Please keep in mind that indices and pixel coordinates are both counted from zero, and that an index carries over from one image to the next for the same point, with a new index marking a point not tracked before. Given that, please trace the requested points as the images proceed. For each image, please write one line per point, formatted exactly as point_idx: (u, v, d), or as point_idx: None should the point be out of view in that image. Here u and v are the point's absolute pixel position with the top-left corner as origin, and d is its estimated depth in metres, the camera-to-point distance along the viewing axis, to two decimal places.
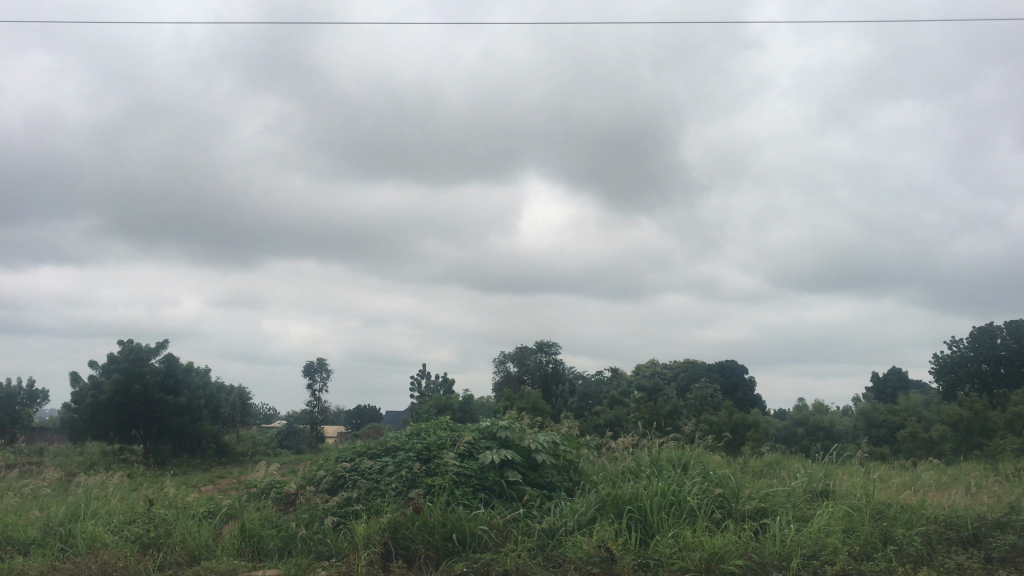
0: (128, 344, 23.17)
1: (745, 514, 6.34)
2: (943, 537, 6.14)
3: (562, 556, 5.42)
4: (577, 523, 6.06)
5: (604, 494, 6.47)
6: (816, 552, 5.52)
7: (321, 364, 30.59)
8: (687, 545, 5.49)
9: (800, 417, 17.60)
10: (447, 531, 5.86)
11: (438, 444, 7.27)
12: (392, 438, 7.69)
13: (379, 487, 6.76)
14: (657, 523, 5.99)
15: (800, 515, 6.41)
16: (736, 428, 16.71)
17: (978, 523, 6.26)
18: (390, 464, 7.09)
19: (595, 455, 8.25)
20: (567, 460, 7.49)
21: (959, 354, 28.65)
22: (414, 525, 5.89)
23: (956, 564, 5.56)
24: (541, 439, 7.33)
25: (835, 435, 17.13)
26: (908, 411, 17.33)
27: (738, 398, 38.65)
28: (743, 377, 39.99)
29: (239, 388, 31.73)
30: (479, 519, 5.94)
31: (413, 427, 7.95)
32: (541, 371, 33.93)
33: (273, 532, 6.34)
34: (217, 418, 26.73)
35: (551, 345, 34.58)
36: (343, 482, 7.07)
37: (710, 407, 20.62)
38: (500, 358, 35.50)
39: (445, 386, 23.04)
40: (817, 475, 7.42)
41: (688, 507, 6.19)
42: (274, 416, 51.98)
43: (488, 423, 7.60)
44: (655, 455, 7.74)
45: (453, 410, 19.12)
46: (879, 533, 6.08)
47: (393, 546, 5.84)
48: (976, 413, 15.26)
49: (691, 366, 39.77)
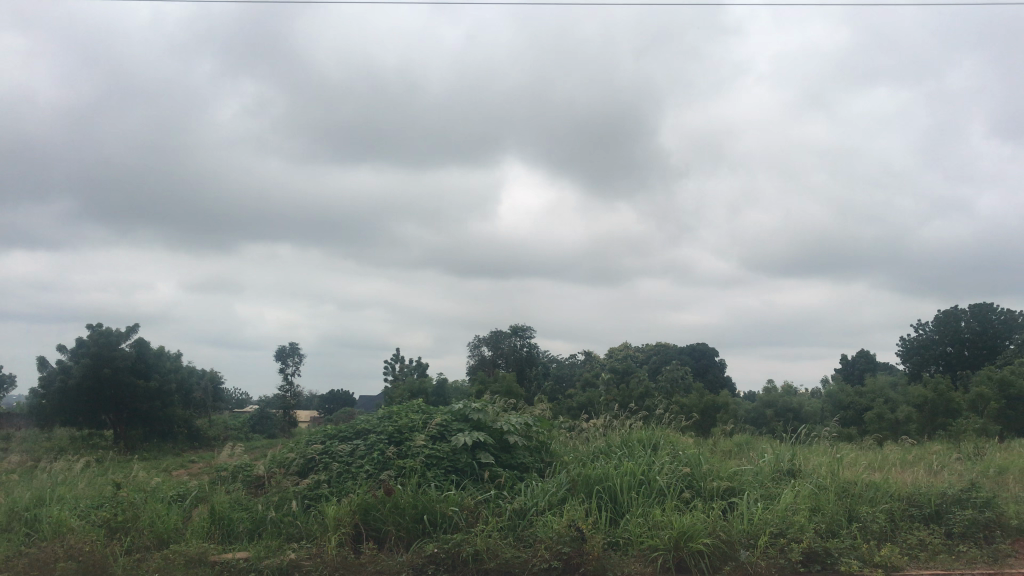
0: (97, 328, 22.89)
1: (714, 493, 6.41)
2: (905, 514, 6.22)
3: (533, 536, 5.45)
4: (548, 504, 6.08)
5: (575, 474, 6.50)
6: (783, 530, 5.58)
7: (293, 349, 30.25)
8: (657, 524, 5.55)
9: (769, 399, 17.70)
10: (418, 513, 5.88)
11: (409, 427, 7.26)
12: (363, 421, 7.67)
13: (350, 469, 6.74)
14: (627, 503, 6.07)
15: (767, 493, 6.49)
16: (705, 410, 16.83)
17: (939, 500, 6.35)
18: (361, 447, 7.06)
19: (569, 435, 8.29)
20: (539, 441, 7.53)
21: (925, 337, 29.17)
22: (385, 508, 5.90)
23: (918, 541, 5.69)
24: (513, 420, 7.36)
25: (803, 416, 17.32)
26: (875, 392, 17.67)
27: (709, 381, 39.02)
28: (714, 360, 40.49)
29: (208, 373, 30.97)
30: (450, 500, 5.96)
31: (384, 409, 7.93)
32: (516, 355, 34.04)
33: (243, 514, 6.32)
34: (188, 403, 26.45)
35: (525, 329, 34.64)
36: (314, 465, 7.04)
37: (682, 389, 20.68)
38: (474, 342, 35.51)
39: (418, 371, 22.90)
40: (784, 454, 7.50)
41: (657, 487, 6.26)
42: (246, 401, 51.40)
43: (460, 405, 7.59)
44: (626, 435, 7.81)
45: (426, 394, 19.11)
46: (844, 511, 6.16)
47: (363, 528, 5.85)
48: (940, 394, 15.60)
49: (663, 349, 40.13)
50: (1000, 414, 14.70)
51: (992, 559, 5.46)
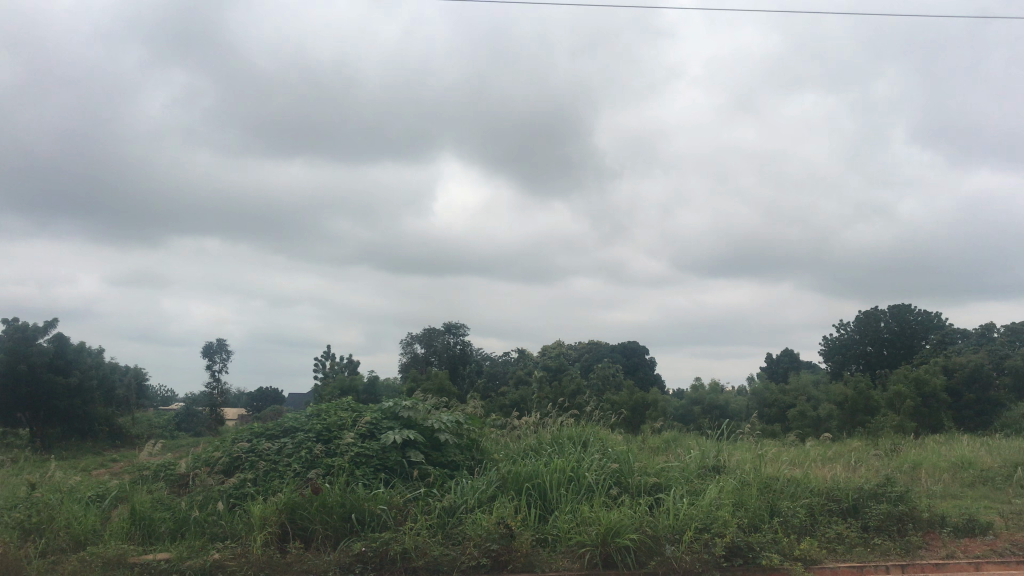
0: (13, 323, 22.11)
1: (641, 489, 6.50)
2: (825, 508, 6.40)
3: (462, 533, 5.45)
4: (477, 502, 6.08)
5: (505, 471, 6.51)
6: (707, 525, 5.68)
7: (220, 346, 29.61)
8: (585, 520, 5.61)
9: (697, 397, 18.01)
10: (345, 511, 5.82)
11: (338, 425, 7.19)
12: (291, 419, 7.56)
13: (278, 468, 6.63)
14: (556, 500, 6.11)
15: (693, 489, 6.60)
16: (635, 407, 17.04)
17: (856, 494, 6.55)
18: (288, 445, 6.95)
19: (499, 432, 8.31)
20: (470, 439, 7.53)
21: (847, 337, 30.06)
22: (312, 506, 5.82)
23: (835, 535, 5.86)
24: (444, 418, 7.34)
25: (729, 413, 17.68)
26: (799, 390, 18.16)
27: (640, 378, 39.54)
28: (644, 358, 41.06)
29: (132, 370, 30.09)
30: (379, 498, 5.91)
31: (313, 407, 7.83)
32: (448, 352, 33.90)
33: (166, 514, 6.17)
34: (109, 401, 25.67)
35: (459, 327, 34.53)
36: (240, 464, 6.91)
37: (613, 387, 20.90)
38: (407, 340, 35.26)
39: (349, 369, 22.66)
40: (710, 451, 7.65)
41: (586, 484, 6.32)
42: (171, 399, 50.05)
43: (390, 403, 7.54)
44: (556, 432, 7.87)
45: (357, 391, 18.91)
46: (766, 505, 6.30)
47: (289, 527, 5.77)
48: (859, 392, 16.10)
49: (595, 347, 40.49)
50: (915, 412, 15.25)
51: (904, 551, 5.67)
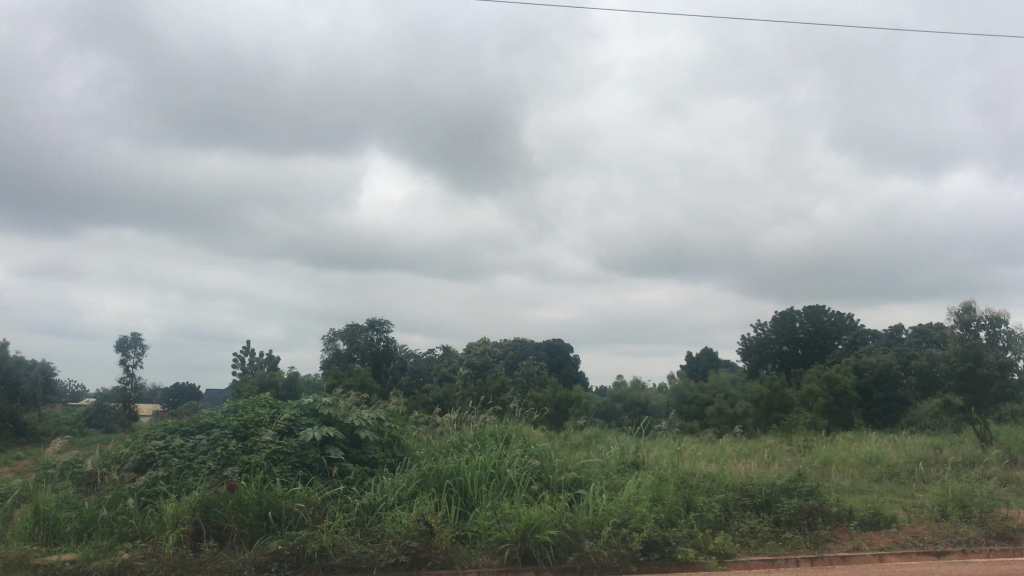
0: None
1: (561, 485, 6.55)
2: (739, 503, 6.55)
3: (381, 531, 5.40)
4: (397, 499, 6.03)
5: (425, 469, 6.48)
6: (626, 520, 5.75)
7: (135, 340, 28.71)
8: (505, 517, 5.62)
9: (619, 394, 18.25)
10: (262, 509, 5.71)
11: (256, 422, 7.04)
12: (207, 415, 7.37)
13: (192, 466, 6.46)
14: (476, 497, 6.11)
15: (612, 485, 6.68)
16: (559, 404, 17.16)
17: (769, 489, 6.72)
18: (203, 442, 6.78)
19: (422, 429, 8.26)
20: (391, 436, 7.46)
21: (763, 336, 30.87)
22: (227, 505, 5.68)
23: (749, 529, 6.01)
24: (364, 415, 7.26)
25: (650, 410, 17.97)
26: (717, 388, 18.59)
27: (564, 376, 39.87)
28: (568, 356, 41.43)
29: (40, 364, 28.94)
30: (297, 496, 5.81)
31: (230, 403, 7.65)
32: (372, 349, 33.51)
33: (72, 514, 5.95)
34: (15, 396, 24.61)
35: (383, 323, 34.19)
36: (152, 461, 6.70)
37: (537, 384, 21.01)
38: (329, 336, 34.75)
39: (269, 364, 22.23)
40: (630, 447, 7.75)
41: (507, 480, 6.33)
42: (82, 395, 48.28)
43: (309, 400, 7.41)
44: (478, 429, 7.86)
45: (277, 387, 18.56)
46: (683, 500, 6.41)
47: (203, 525, 5.63)
48: (774, 390, 16.56)
49: (520, 344, 40.65)
50: (826, 409, 15.75)
51: (814, 544, 5.86)
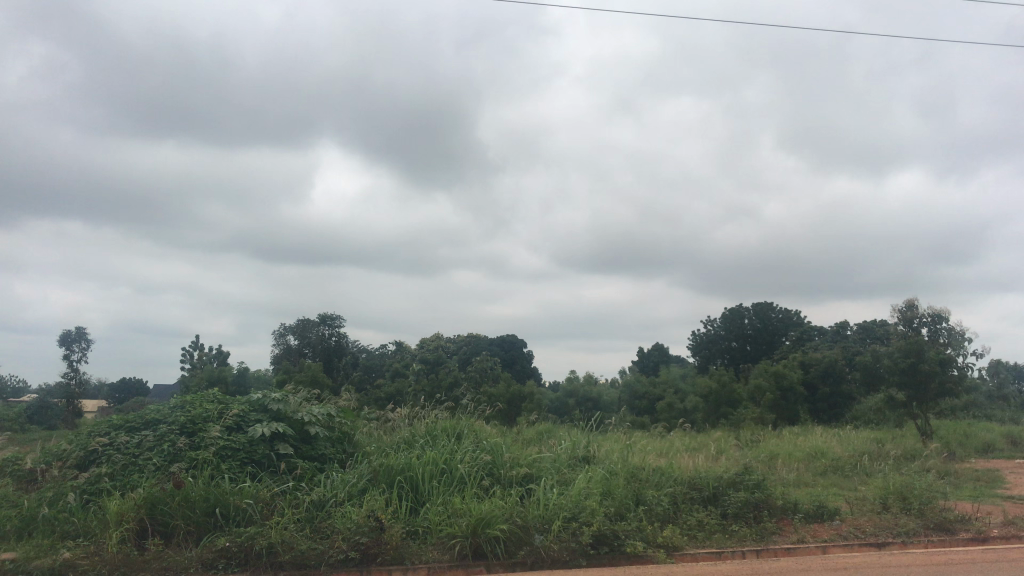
0: None
1: (512, 480, 6.57)
2: (687, 497, 6.63)
3: (331, 527, 5.37)
4: (347, 495, 6.00)
5: (376, 464, 6.44)
6: (576, 514, 5.80)
7: (80, 335, 28.05)
8: (455, 512, 5.62)
9: (571, 389, 18.35)
10: (209, 506, 5.63)
11: (203, 417, 6.94)
12: (153, 411, 7.24)
13: (137, 462, 6.34)
14: (427, 493, 6.11)
15: (562, 479, 6.72)
16: (511, 400, 17.19)
17: (716, 483, 6.81)
18: (149, 438, 6.65)
19: (373, 425, 8.21)
20: (341, 432, 7.41)
21: (713, 332, 31.27)
22: (174, 501, 5.60)
23: (697, 522, 6.09)
24: (315, 411, 7.21)
25: (602, 405, 18.10)
26: (668, 383, 18.79)
27: (517, 371, 39.96)
28: (522, 351, 41.52)
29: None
30: (245, 493, 5.75)
31: (177, 399, 7.52)
32: (323, 345, 33.20)
33: (12, 512, 5.80)
34: None
35: (335, 318, 33.89)
36: (96, 458, 6.56)
37: (490, 380, 21.03)
38: (280, 331, 34.34)
39: (219, 360, 21.90)
40: (580, 442, 7.79)
41: (458, 475, 6.33)
42: (24, 391, 47.04)
43: (259, 395, 7.33)
44: (430, 425, 7.84)
45: (226, 382, 18.29)
46: (633, 494, 6.47)
47: (149, 523, 5.54)
48: (723, 385, 16.79)
49: (474, 340, 40.63)
50: (774, 404, 16.01)
51: (759, 537, 5.96)
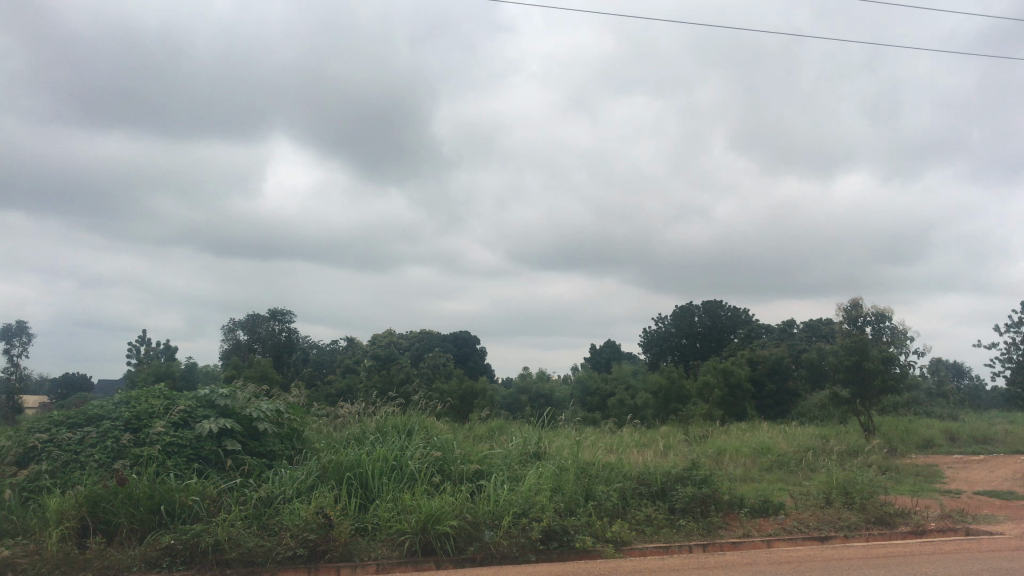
0: None
1: (462, 476, 6.57)
2: (636, 492, 6.70)
3: (278, 524, 5.32)
4: (296, 492, 5.94)
5: (325, 461, 6.39)
6: (525, 509, 5.82)
7: (21, 329, 27.35)
8: (405, 508, 5.61)
9: (524, 385, 18.42)
10: (154, 503, 5.54)
11: (149, 413, 6.81)
12: (97, 407, 7.09)
13: (79, 459, 6.21)
14: (377, 489, 6.08)
15: (513, 475, 6.74)
16: (464, 396, 17.19)
17: (665, 478, 6.89)
18: (92, 434, 6.51)
19: (323, 421, 8.14)
20: (290, 428, 7.34)
21: (663, 330, 31.63)
22: (117, 499, 5.49)
23: (645, 517, 6.15)
24: (263, 407, 7.12)
25: (554, 401, 18.19)
26: (619, 380, 18.96)
27: (470, 368, 39.94)
28: (475, 348, 41.51)
29: None
30: (191, 489, 5.66)
31: (122, 394, 7.37)
32: (272, 340, 32.81)
33: None
34: None
35: (286, 313, 33.51)
36: (36, 454, 6.41)
37: (442, 375, 21.00)
38: (229, 326, 33.85)
39: (166, 354, 21.53)
40: (531, 438, 7.81)
41: (408, 472, 6.31)
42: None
43: (206, 390, 7.21)
44: (380, 421, 7.80)
45: (173, 377, 18.00)
46: (582, 490, 6.52)
47: (91, 521, 5.43)
48: (673, 381, 16.99)
49: (427, 336, 40.53)
50: (722, 401, 16.25)
51: (706, 531, 6.06)
